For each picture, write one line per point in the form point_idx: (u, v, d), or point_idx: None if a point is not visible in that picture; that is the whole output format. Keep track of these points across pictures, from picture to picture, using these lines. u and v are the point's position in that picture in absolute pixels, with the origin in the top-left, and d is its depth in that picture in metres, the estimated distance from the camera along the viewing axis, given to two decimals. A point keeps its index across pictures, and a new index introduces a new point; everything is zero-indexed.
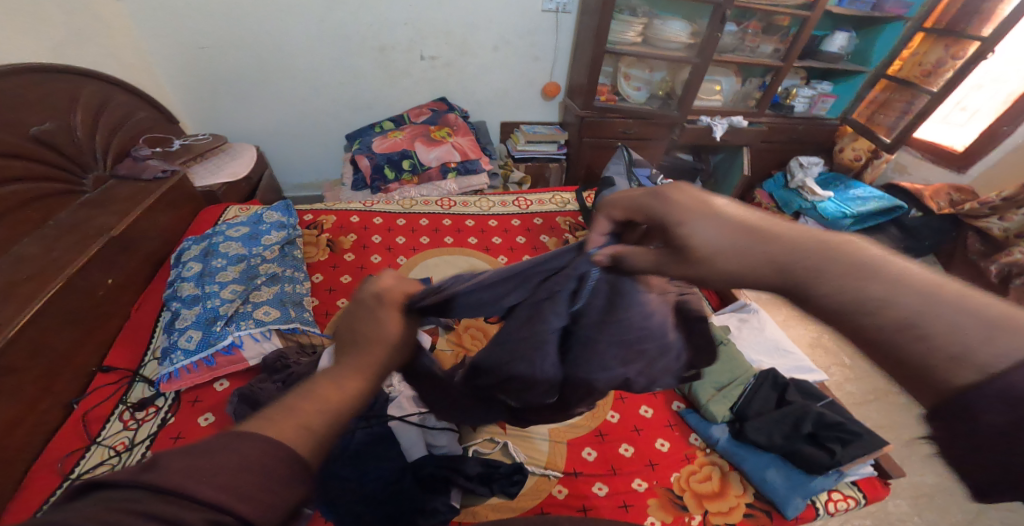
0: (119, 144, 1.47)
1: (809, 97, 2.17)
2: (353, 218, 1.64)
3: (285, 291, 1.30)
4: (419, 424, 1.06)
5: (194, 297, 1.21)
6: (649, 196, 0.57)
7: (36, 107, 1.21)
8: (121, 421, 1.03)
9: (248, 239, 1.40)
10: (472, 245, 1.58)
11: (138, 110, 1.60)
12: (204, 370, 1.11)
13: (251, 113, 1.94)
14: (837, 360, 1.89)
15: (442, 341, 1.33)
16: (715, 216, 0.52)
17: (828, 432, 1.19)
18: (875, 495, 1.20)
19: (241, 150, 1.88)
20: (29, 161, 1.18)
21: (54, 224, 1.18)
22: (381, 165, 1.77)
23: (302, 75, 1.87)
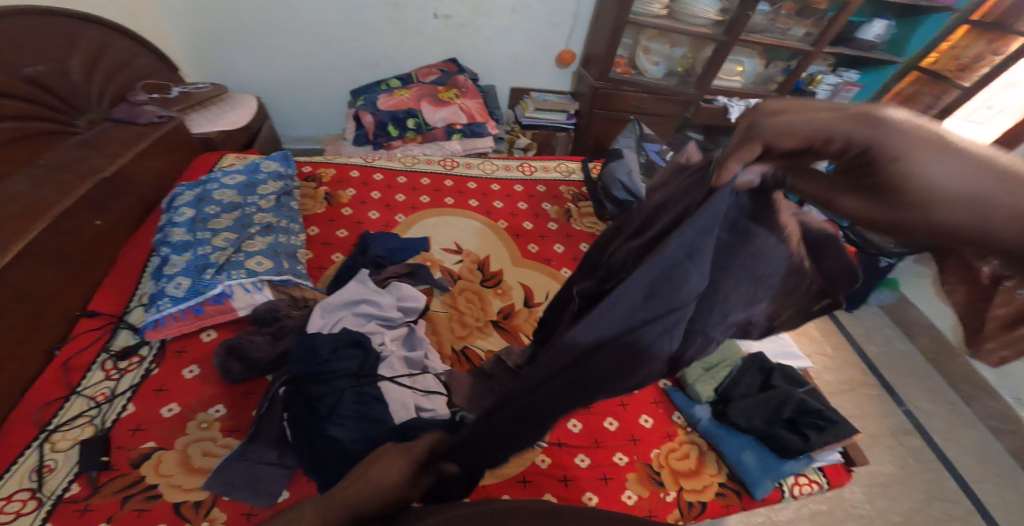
0: (116, 91, 1.43)
1: (834, 85, 2.11)
2: (353, 172, 1.61)
3: (279, 241, 1.29)
4: (409, 385, 1.07)
5: (184, 244, 1.20)
6: (859, 116, 0.43)
7: (23, 44, 1.16)
8: (102, 370, 1.05)
9: (243, 187, 1.38)
10: (473, 207, 1.57)
11: (139, 56, 1.54)
12: (191, 318, 1.12)
13: (256, 66, 1.85)
14: (818, 348, 1.95)
15: (437, 302, 1.33)
16: (966, 149, 0.39)
17: (806, 418, 1.26)
18: (837, 481, 1.27)
19: (241, 100, 1.80)
20: (20, 99, 1.15)
21: (43, 162, 1.15)
22: (385, 122, 1.72)
23: (309, 31, 1.78)
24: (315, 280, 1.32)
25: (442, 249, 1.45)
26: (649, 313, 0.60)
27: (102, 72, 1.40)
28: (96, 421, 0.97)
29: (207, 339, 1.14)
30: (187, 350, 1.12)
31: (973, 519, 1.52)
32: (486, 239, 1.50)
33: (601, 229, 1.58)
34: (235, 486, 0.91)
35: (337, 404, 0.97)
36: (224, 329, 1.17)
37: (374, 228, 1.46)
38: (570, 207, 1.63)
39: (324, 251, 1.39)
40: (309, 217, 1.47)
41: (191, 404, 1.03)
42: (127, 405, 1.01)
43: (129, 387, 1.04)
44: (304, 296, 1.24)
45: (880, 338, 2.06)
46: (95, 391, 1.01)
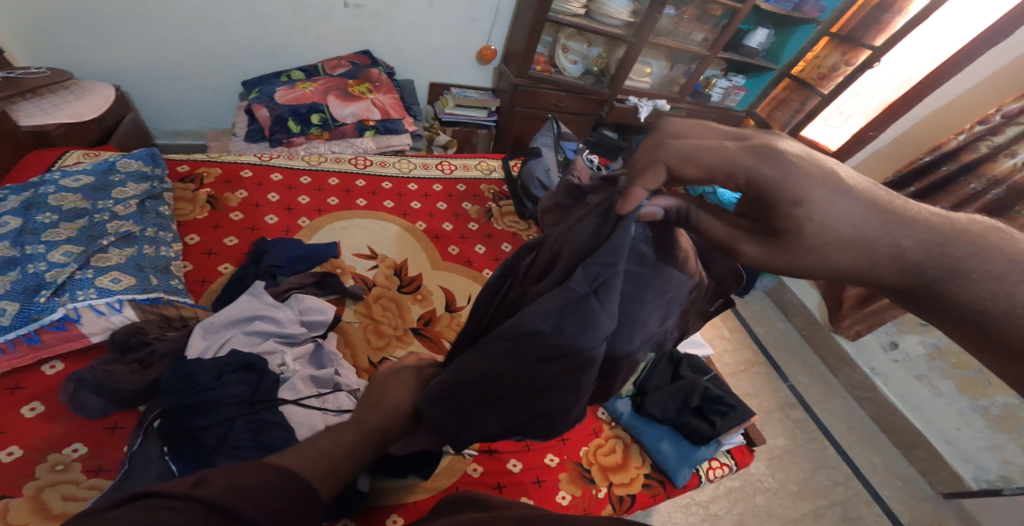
0: None
1: (725, 88, 2.31)
2: (244, 172, 1.42)
3: (144, 253, 1.09)
4: (320, 406, 0.94)
5: (7, 261, 0.95)
6: (757, 156, 0.46)
7: None
8: None
9: (93, 192, 1.15)
10: (388, 209, 1.46)
11: None
12: (22, 350, 0.89)
13: (117, 46, 1.56)
14: (719, 333, 2.10)
15: (349, 313, 1.20)
16: (847, 192, 0.44)
17: (710, 403, 1.31)
18: (743, 461, 1.36)
19: (93, 89, 1.51)
20: None
21: None
22: (284, 118, 1.52)
23: (187, 13, 1.55)
24: (195, 297, 1.12)
25: (353, 254, 1.32)
26: (562, 344, 0.56)
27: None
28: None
29: (52, 372, 0.91)
30: (25, 386, 0.88)
31: (850, 481, 1.70)
32: (401, 242, 1.40)
33: (522, 227, 1.56)
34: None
35: (226, 434, 0.82)
36: (74, 359, 0.95)
37: (271, 234, 1.29)
38: (491, 207, 1.58)
39: (207, 262, 1.20)
40: (185, 224, 1.26)
41: (39, 445, 0.82)
42: None
43: None
44: (180, 316, 1.05)
45: (767, 320, 2.27)
46: None
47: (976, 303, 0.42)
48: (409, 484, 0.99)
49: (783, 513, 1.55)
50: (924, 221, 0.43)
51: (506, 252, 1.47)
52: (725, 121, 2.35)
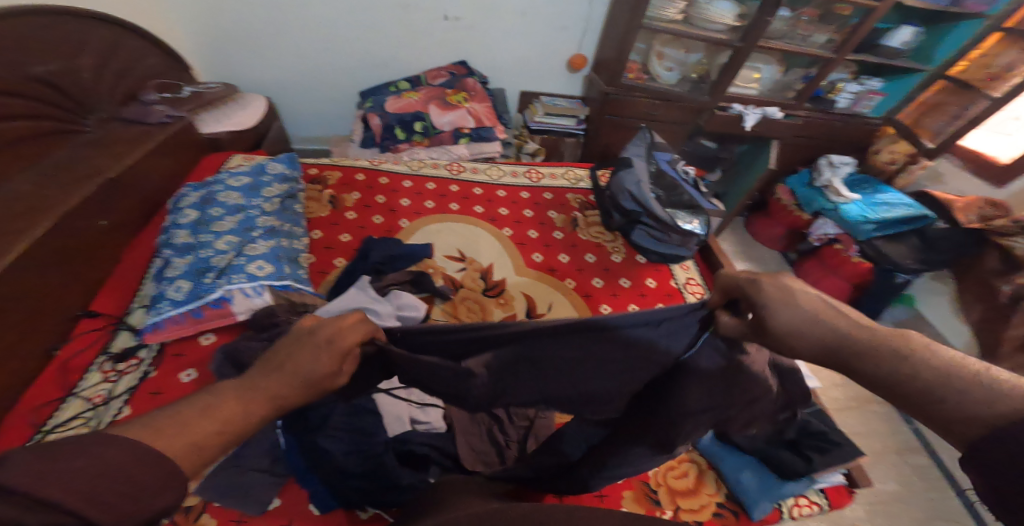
0: (127, 88, 1.48)
1: (855, 93, 2.04)
2: (359, 175, 1.60)
3: (282, 246, 1.28)
4: (405, 398, 1.05)
5: (187, 247, 1.22)
6: (748, 282, 0.67)
7: (36, 49, 1.21)
8: (100, 372, 1.06)
9: (248, 190, 1.37)
10: (478, 214, 1.54)
11: (149, 56, 1.57)
12: (190, 321, 1.12)
13: (266, 64, 1.85)
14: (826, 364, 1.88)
15: (437, 311, 1.31)
16: (794, 302, 0.61)
17: (808, 439, 1.22)
18: (838, 502, 1.22)
19: (251, 100, 1.81)
20: (29, 99, 1.20)
21: (51, 163, 1.21)
22: (392, 126, 1.69)
23: (320, 34, 1.78)
24: (317, 285, 1.31)
25: (445, 255, 1.43)
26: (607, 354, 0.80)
27: (114, 73, 1.44)
28: (91, 423, 0.98)
29: (207, 342, 1.15)
30: (186, 353, 1.12)
31: None
32: (488, 246, 1.48)
33: (607, 239, 1.56)
34: (225, 493, 0.87)
35: (328, 415, 0.94)
36: (224, 333, 1.17)
37: (376, 233, 1.44)
38: (576, 216, 1.60)
39: (326, 255, 1.38)
40: (313, 221, 1.46)
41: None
42: (122, 408, 1.00)
43: (126, 389, 1.04)
44: (303, 302, 1.21)
45: None
46: (92, 392, 1.02)
47: (882, 375, 0.54)
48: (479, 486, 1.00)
49: None
50: (849, 323, 0.58)
51: (590, 263, 1.48)
52: (853, 130, 2.08)
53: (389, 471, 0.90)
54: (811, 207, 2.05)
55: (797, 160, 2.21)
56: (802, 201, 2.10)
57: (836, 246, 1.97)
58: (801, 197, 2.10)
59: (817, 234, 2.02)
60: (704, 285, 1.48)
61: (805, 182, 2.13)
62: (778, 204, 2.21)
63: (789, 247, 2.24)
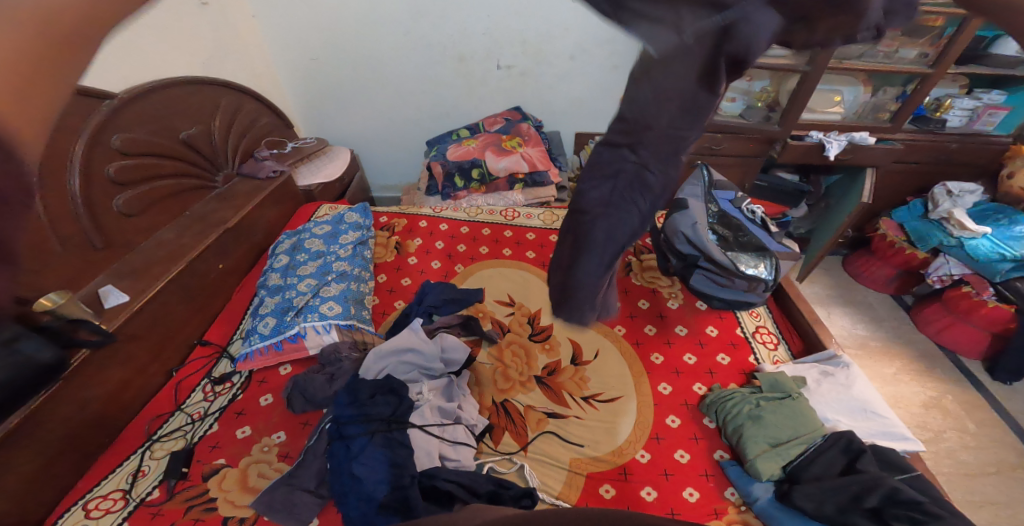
0: (245, 148, 1.78)
1: (971, 109, 1.75)
2: (421, 222, 1.69)
3: (351, 288, 1.43)
4: (438, 434, 1.11)
5: (277, 287, 1.44)
6: None
7: (186, 116, 1.50)
8: (202, 392, 1.27)
9: (329, 237, 1.57)
10: (529, 259, 1.54)
11: (264, 117, 1.87)
12: (272, 354, 1.29)
13: (351, 119, 2.11)
14: (957, 425, 1.51)
15: (483, 354, 1.33)
16: None
17: (898, 508, 0.93)
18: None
19: (337, 153, 2.07)
20: (177, 160, 1.48)
21: (189, 215, 1.51)
22: (452, 173, 1.79)
23: (393, 91, 2.00)
24: (375, 326, 1.42)
25: (495, 300, 1.44)
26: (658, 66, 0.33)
27: (238, 133, 1.74)
28: (187, 435, 1.17)
29: (284, 372, 1.31)
30: (267, 380, 1.29)
31: None
32: (536, 289, 1.47)
33: (663, 284, 1.51)
34: (274, 509, 0.99)
35: (366, 445, 1.05)
36: (299, 364, 1.33)
37: (433, 278, 1.51)
38: (630, 261, 1.60)
39: (389, 298, 1.49)
40: (380, 265, 1.58)
41: (259, 428, 1.18)
42: (213, 424, 1.19)
43: (218, 408, 1.23)
44: (365, 340, 1.36)
45: None
46: (193, 409, 1.22)
47: None
48: None
49: None
50: None
51: (643, 309, 1.45)
52: (975, 152, 1.77)
53: (413, 505, 0.95)
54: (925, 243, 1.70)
55: (902, 191, 1.93)
56: (912, 236, 1.75)
57: (964, 289, 1.62)
58: (911, 232, 1.76)
59: (936, 275, 1.70)
60: (777, 333, 1.40)
61: (916, 215, 1.79)
62: (883, 239, 1.87)
63: (903, 291, 1.91)
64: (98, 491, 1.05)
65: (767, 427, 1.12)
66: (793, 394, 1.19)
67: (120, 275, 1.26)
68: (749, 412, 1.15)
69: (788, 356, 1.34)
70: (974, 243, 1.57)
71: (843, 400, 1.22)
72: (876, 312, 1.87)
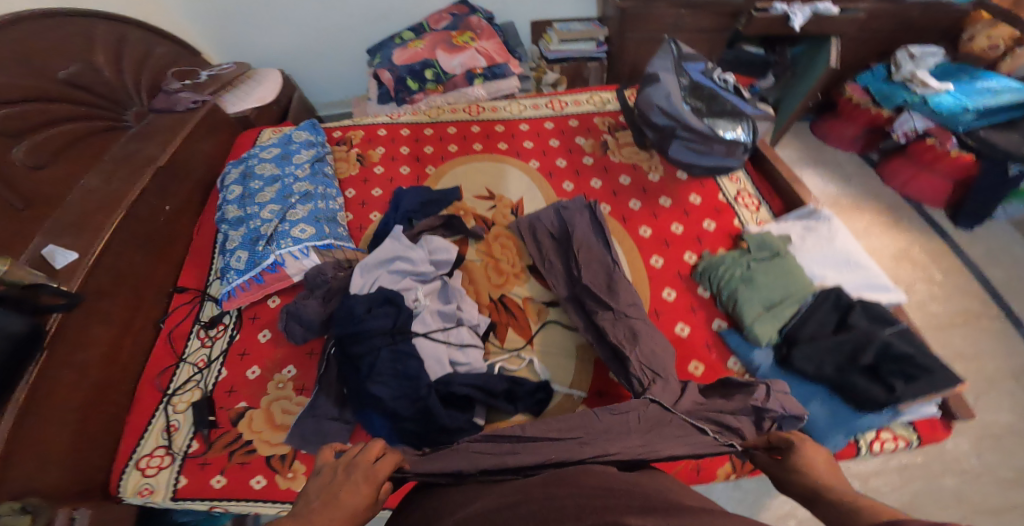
0: (149, 80, 1.51)
1: None
2: (380, 130, 1.51)
3: (318, 207, 1.28)
4: (444, 339, 1.05)
5: (238, 219, 1.28)
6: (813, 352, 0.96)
7: (56, 52, 1.24)
8: (198, 339, 1.16)
9: (281, 159, 1.38)
10: (502, 150, 1.41)
11: (157, 46, 1.58)
12: (255, 288, 1.17)
13: (274, 34, 1.83)
14: (925, 275, 1.60)
15: (471, 252, 1.24)
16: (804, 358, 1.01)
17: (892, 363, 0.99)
18: (932, 437, 1.03)
19: (264, 74, 1.80)
20: (68, 104, 1.24)
21: (108, 157, 1.26)
22: (403, 77, 1.61)
23: None
24: (357, 242, 1.29)
25: (474, 196, 1.32)
26: None
27: (132, 64, 1.47)
28: (201, 384, 1.08)
29: (273, 305, 1.20)
30: (259, 316, 1.18)
31: None
32: (519, 181, 1.35)
33: (643, 158, 1.40)
34: (308, 440, 0.95)
35: (375, 363, 0.98)
36: (287, 295, 1.22)
37: (405, 184, 1.36)
38: (606, 140, 1.44)
39: (363, 212, 1.34)
40: (344, 180, 1.41)
41: (268, 365, 1.10)
42: (221, 370, 1.10)
43: (220, 352, 1.13)
44: (347, 258, 1.24)
45: (1007, 260, 1.62)
46: (196, 358, 1.13)
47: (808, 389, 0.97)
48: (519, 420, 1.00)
49: (980, 500, 1.24)
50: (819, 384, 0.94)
51: (625, 185, 1.34)
52: (937, 17, 1.75)
53: (434, 414, 0.92)
54: (892, 103, 1.74)
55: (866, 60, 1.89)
56: (877, 97, 1.76)
57: (928, 142, 1.66)
58: (876, 93, 1.76)
59: (901, 130, 1.72)
60: (757, 196, 1.35)
61: (882, 77, 1.79)
62: (849, 104, 1.87)
63: (868, 148, 1.92)
64: (142, 450, 1.00)
65: (761, 289, 1.10)
66: (780, 252, 1.17)
67: (53, 233, 1.04)
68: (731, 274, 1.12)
69: (767, 216, 1.31)
70: (937, 98, 1.61)
71: (825, 253, 1.20)
72: (844, 170, 1.90)
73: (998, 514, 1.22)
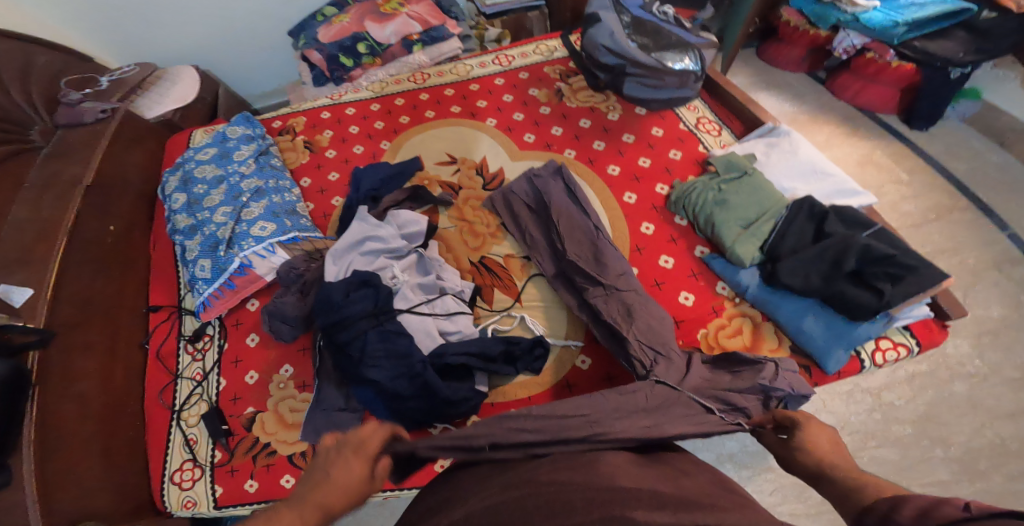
0: (42, 92, 1.32)
1: None
2: (324, 113, 1.42)
3: (275, 202, 1.20)
4: (430, 312, 0.99)
5: (191, 228, 1.18)
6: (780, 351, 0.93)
7: None
8: (188, 353, 1.10)
9: (221, 159, 1.27)
10: (456, 114, 1.34)
11: (39, 54, 1.38)
12: (229, 294, 1.10)
13: (174, 28, 1.64)
14: (891, 178, 1.59)
15: (444, 220, 1.19)
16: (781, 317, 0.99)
17: (879, 268, 0.96)
18: (930, 340, 1.01)
19: (177, 72, 1.64)
20: None
21: (27, 187, 1.13)
22: (335, 55, 1.52)
23: None
24: (323, 231, 1.22)
25: (436, 163, 1.26)
26: None
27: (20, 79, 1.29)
28: (204, 396, 1.03)
29: (253, 308, 1.13)
30: (243, 321, 1.11)
31: None
32: (484, 142, 1.29)
33: (598, 100, 1.35)
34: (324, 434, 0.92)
35: (365, 346, 0.92)
36: (265, 296, 1.15)
37: (362, 164, 1.29)
38: (560, 87, 1.38)
39: (323, 199, 1.26)
40: (297, 170, 1.31)
41: (264, 368, 1.05)
42: (220, 380, 1.04)
43: (214, 362, 1.07)
44: (318, 248, 1.16)
45: (970, 153, 1.62)
46: (192, 372, 1.07)
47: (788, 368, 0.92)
48: (523, 381, 0.98)
49: (991, 403, 1.24)
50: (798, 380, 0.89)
51: (587, 129, 1.29)
52: None
53: (434, 388, 0.88)
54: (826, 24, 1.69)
55: None
56: (814, 18, 1.72)
57: (868, 56, 1.65)
58: (812, 14, 1.72)
59: (841, 48, 1.69)
60: (718, 121, 1.32)
61: None
62: (787, 28, 1.83)
63: (816, 67, 1.90)
64: (172, 465, 0.97)
65: (735, 209, 1.07)
66: (748, 171, 1.14)
67: None
68: (703, 203, 1.09)
69: (730, 139, 1.28)
70: (868, 16, 1.57)
71: (793, 165, 1.18)
72: (797, 90, 1.86)
73: (1010, 416, 1.22)
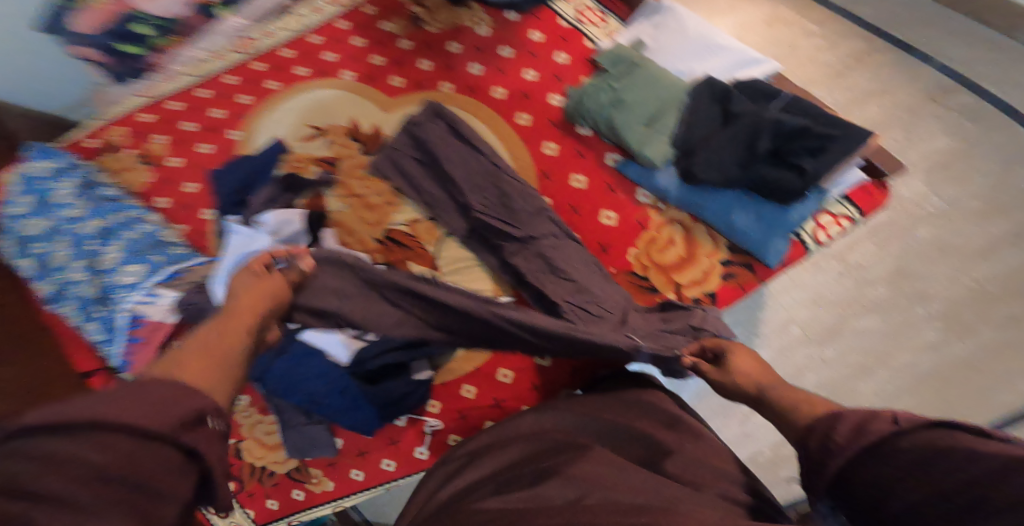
0: None
1: None
2: (143, 116, 1.18)
3: (132, 238, 1.03)
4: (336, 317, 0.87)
5: (58, 292, 1.02)
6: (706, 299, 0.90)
7: None
8: None
9: (44, 205, 1.06)
10: (303, 77, 1.15)
11: None
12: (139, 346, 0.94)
13: None
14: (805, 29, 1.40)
15: (332, 201, 1.03)
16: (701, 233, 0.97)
17: (794, 143, 0.88)
18: (873, 205, 0.95)
19: None
20: None
21: None
22: (108, 45, 1.16)
23: None
24: (206, 252, 1.07)
25: (301, 139, 1.09)
26: None
27: None
28: None
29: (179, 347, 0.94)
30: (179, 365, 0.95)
31: None
32: (350, 106, 1.11)
33: (461, 17, 1.15)
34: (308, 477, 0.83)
35: None
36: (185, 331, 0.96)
37: (215, 164, 1.11)
38: (413, 12, 1.18)
39: (192, 216, 1.09)
40: (145, 192, 1.11)
41: None
42: None
43: None
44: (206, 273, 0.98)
45: None
46: None
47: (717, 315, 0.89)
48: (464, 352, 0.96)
49: (958, 242, 1.17)
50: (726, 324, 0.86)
51: (458, 54, 1.12)
52: None
53: None
54: None
55: None
56: None
57: None
58: None
59: None
60: (601, 7, 1.14)
61: None
62: None
63: None
64: None
65: (636, 106, 0.97)
66: (638, 60, 1.01)
67: None
68: (602, 108, 0.99)
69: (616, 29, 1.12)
70: None
71: (684, 44, 1.05)
72: None
73: (976, 251, 1.15)
